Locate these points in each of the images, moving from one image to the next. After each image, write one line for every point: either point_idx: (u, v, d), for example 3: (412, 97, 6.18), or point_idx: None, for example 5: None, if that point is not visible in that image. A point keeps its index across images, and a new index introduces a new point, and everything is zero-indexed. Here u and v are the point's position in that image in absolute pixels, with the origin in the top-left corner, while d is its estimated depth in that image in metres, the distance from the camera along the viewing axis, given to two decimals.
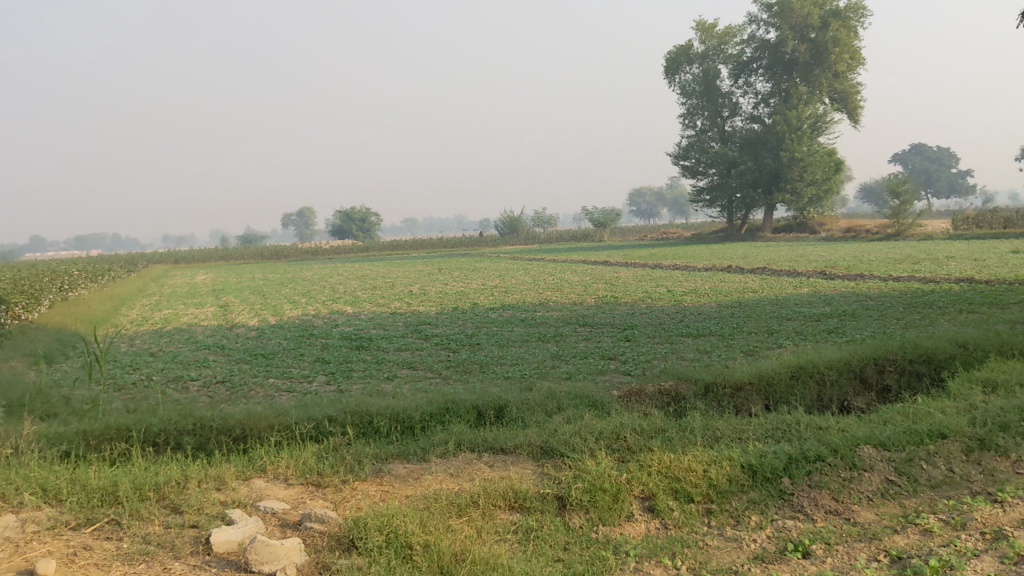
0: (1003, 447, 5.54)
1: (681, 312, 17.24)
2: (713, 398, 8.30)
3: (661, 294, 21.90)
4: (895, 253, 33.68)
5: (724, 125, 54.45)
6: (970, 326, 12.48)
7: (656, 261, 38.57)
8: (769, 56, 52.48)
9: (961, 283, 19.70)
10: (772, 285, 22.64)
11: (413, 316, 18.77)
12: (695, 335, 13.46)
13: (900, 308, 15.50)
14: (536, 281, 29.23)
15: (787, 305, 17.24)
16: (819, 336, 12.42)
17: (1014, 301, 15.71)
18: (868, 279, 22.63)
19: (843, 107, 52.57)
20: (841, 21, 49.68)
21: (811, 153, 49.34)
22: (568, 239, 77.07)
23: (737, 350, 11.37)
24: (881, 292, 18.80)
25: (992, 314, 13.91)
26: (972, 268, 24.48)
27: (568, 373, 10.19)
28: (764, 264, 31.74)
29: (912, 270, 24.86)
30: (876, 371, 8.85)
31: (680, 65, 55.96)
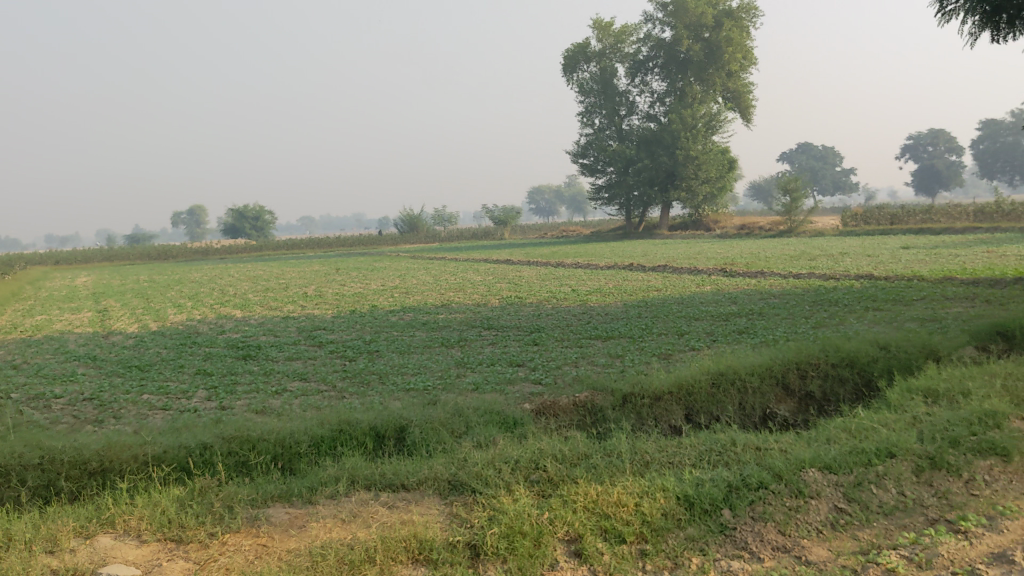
0: (955, 466, 5.06)
1: (587, 313, 16.69)
2: (631, 409, 7.67)
3: (566, 293, 21.42)
4: (791, 249, 34.12)
5: (622, 123, 54.56)
6: (880, 325, 12.28)
7: (558, 259, 38.26)
8: (664, 55, 52.64)
9: (860, 280, 19.80)
10: (676, 284, 22.41)
11: (307, 321, 17.74)
12: (605, 338, 12.89)
13: (807, 305, 15.30)
14: (437, 281, 28.41)
15: (694, 304, 16.87)
16: (729, 337, 12.03)
17: (916, 297, 15.72)
18: (770, 277, 22.58)
19: (736, 106, 53.71)
20: (734, 21, 50.47)
21: (705, 153, 50.11)
22: (468, 237, 76.39)
23: (650, 354, 10.83)
24: (785, 289, 18.65)
25: (899, 311, 13.79)
26: (868, 264, 24.81)
27: (474, 384, 9.45)
28: (665, 261, 31.72)
29: (810, 266, 24.98)
30: (798, 377, 8.38)
31: (578, 63, 55.80)
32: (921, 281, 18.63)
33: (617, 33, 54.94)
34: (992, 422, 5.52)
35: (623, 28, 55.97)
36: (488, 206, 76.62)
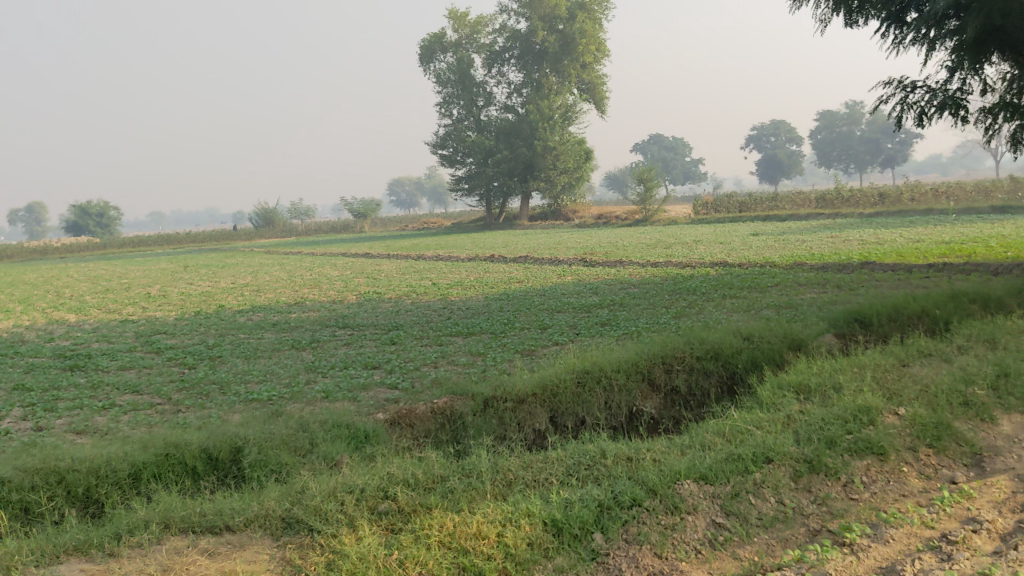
0: (834, 469, 4.77)
1: (447, 308, 16.12)
2: (493, 414, 7.18)
3: (426, 287, 20.82)
4: (646, 238, 34.66)
5: (480, 114, 54.19)
6: (739, 312, 12.24)
7: (418, 252, 37.64)
8: (519, 45, 52.50)
9: (716, 267, 20.04)
10: (536, 274, 22.18)
11: (147, 325, 16.49)
12: (466, 335, 12.35)
13: (667, 294, 15.23)
14: (292, 278, 27.26)
15: (555, 296, 16.54)
16: (592, 330, 11.70)
17: (772, 283, 15.91)
18: (629, 266, 22.62)
19: (591, 97, 54.44)
20: (586, 13, 51.31)
21: (563, 142, 50.92)
22: (327, 230, 74.64)
23: (512, 351, 10.34)
24: (643, 278, 18.61)
25: (757, 298, 13.85)
26: (721, 250, 25.28)
27: (324, 391, 8.74)
28: (525, 252, 31.59)
29: (666, 254, 25.24)
30: (664, 372, 8.05)
31: (434, 54, 55.08)
32: (775, 267, 18.98)
33: (472, 23, 54.60)
34: (867, 419, 5.29)
35: (478, 19, 55.64)
36: (346, 198, 75.03)
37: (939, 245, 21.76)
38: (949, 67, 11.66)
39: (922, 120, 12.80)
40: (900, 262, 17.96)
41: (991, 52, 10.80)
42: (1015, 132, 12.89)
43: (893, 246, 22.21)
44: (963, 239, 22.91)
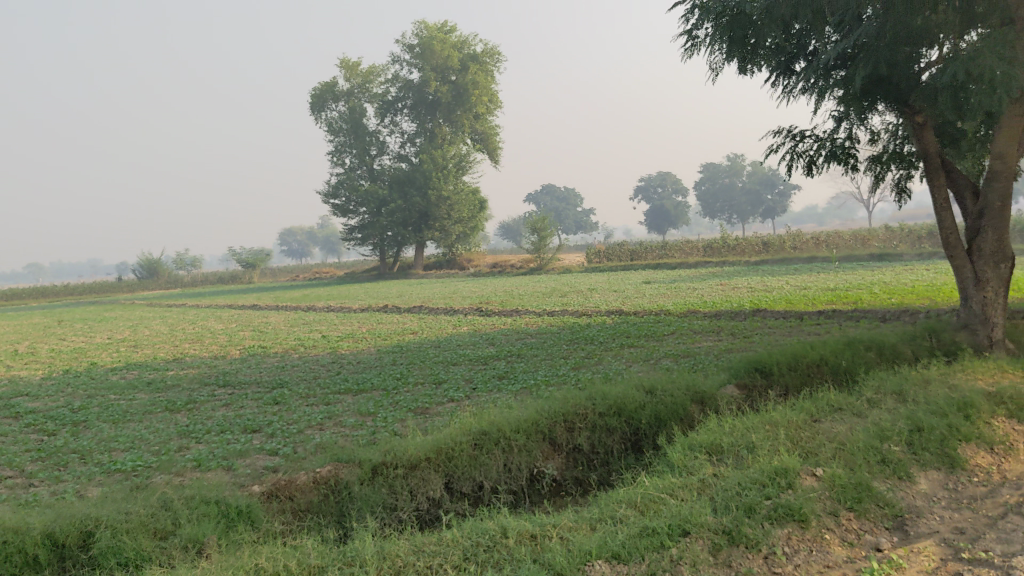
0: (754, 540, 4.36)
1: (337, 362, 15.38)
2: (383, 483, 6.57)
3: (315, 341, 20.01)
4: (540, 287, 34.66)
5: (372, 163, 53.60)
6: (638, 363, 11.95)
7: (308, 303, 36.65)
8: (412, 96, 52.39)
9: (612, 315, 19.90)
10: (431, 325, 21.64)
11: (8, 386, 15.20)
12: (356, 392, 11.68)
13: (564, 344, 14.88)
14: (174, 331, 25.99)
15: (450, 347, 16.00)
16: (489, 384, 11.20)
17: (668, 332, 15.76)
18: (524, 315, 22.29)
19: (484, 147, 54.54)
20: (478, 65, 51.54)
21: (456, 192, 50.88)
22: (215, 281, 72.40)
23: (405, 410, 9.73)
24: (539, 328, 18.27)
25: (655, 347, 13.63)
26: (616, 299, 25.30)
27: (195, 459, 7.97)
28: (418, 302, 31.04)
29: (561, 303, 25.07)
30: (566, 431, 7.58)
31: (325, 102, 54.39)
32: (671, 315, 18.93)
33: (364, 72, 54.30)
34: (785, 482, 4.93)
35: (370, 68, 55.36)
36: (235, 248, 73.04)
37: (826, 292, 22.20)
38: (838, 116, 11.73)
39: (811, 168, 12.86)
40: (791, 310, 18.13)
41: (878, 102, 10.88)
42: (900, 181, 13.10)
43: (782, 294, 22.53)
44: (847, 286, 23.45)
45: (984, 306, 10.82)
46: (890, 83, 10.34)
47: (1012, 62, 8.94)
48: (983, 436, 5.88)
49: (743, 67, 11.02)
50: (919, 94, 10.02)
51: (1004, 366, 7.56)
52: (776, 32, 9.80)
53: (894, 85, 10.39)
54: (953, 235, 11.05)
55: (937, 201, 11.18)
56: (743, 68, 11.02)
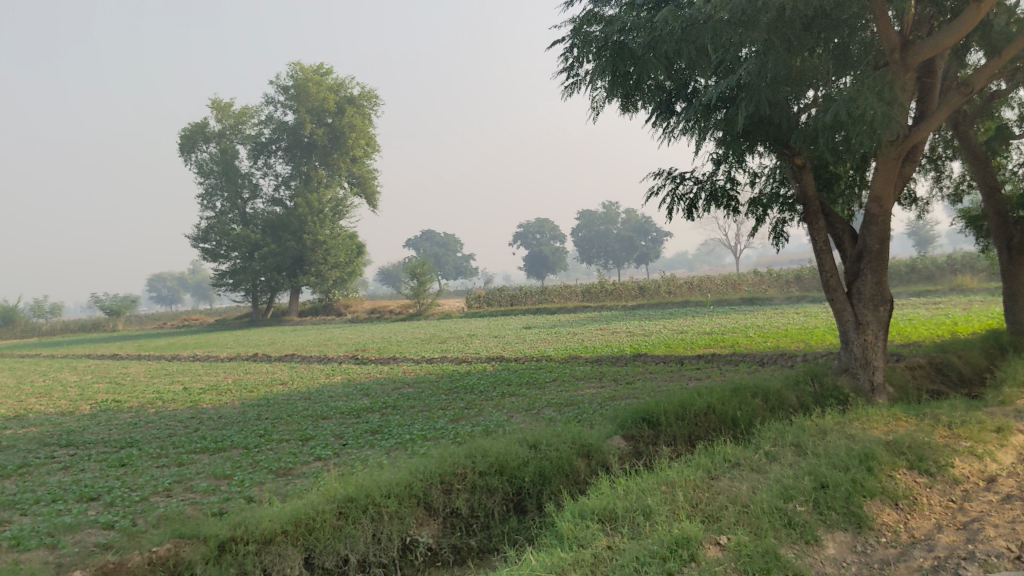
0: None
1: (196, 417, 14.18)
2: (231, 563, 5.72)
3: (176, 393, 18.67)
4: (418, 332, 33.91)
5: (245, 207, 51.92)
6: (520, 413, 11.36)
7: (174, 352, 34.80)
8: (286, 138, 50.94)
9: (492, 361, 19.33)
10: (302, 375, 20.57)
11: None
12: (213, 452, 10.65)
13: (443, 393, 14.18)
14: (21, 384, 23.99)
15: (320, 399, 15.01)
16: (360, 440, 10.38)
17: (550, 378, 15.26)
18: (400, 363, 21.42)
19: (362, 192, 54.09)
20: (355, 108, 51.70)
21: (332, 237, 49.91)
22: (74, 330, 68.49)
23: (264, 472, 8.81)
24: (416, 376, 17.48)
25: (537, 395, 13.09)
26: (496, 344, 24.81)
27: (14, 537, 6.87)
28: (291, 350, 29.81)
29: (440, 350, 24.30)
30: (443, 493, 6.87)
31: (195, 144, 52.44)
32: (552, 361, 18.49)
33: (237, 114, 52.80)
34: (687, 554, 4.38)
35: (243, 110, 53.82)
36: (97, 295, 69.38)
37: (702, 335, 22.23)
38: (716, 158, 11.56)
39: (692, 211, 12.66)
40: (671, 354, 17.96)
41: (757, 145, 10.73)
42: (776, 225, 13.06)
43: (661, 338, 22.49)
44: (724, 329, 23.60)
45: (864, 349, 10.60)
46: (771, 124, 10.19)
47: (891, 104, 8.87)
48: (887, 491, 5.49)
49: (624, 109, 10.76)
50: (800, 135, 9.88)
51: (896, 414, 7.29)
52: (659, 71, 9.50)
53: (774, 126, 10.27)
54: (833, 278, 10.90)
55: (817, 245, 11.06)
56: (623, 110, 10.77)
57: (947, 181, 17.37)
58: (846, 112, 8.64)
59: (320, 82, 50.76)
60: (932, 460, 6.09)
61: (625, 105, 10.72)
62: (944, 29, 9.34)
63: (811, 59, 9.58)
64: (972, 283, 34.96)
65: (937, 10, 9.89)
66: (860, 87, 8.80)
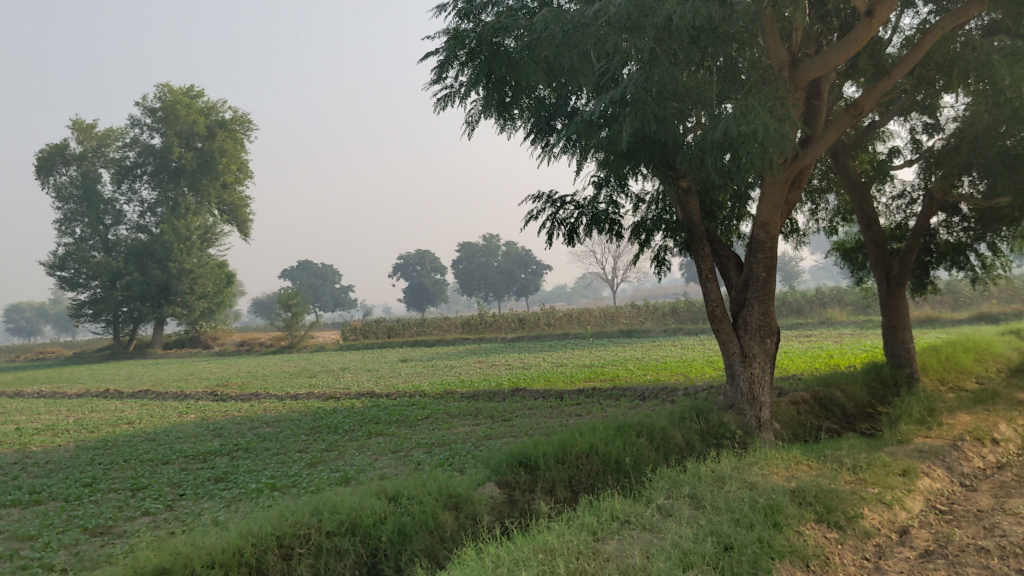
0: None
1: (18, 464, 12.46)
2: None
3: (6, 435, 16.67)
4: (288, 366, 32.10)
5: (107, 233, 48.80)
6: (386, 455, 10.28)
7: (16, 388, 31.87)
8: (153, 161, 48.61)
9: (361, 397, 18.11)
10: (154, 413, 18.81)
11: None
12: (26, 506, 9.16)
13: (303, 434, 12.93)
14: None
15: (166, 441, 13.48)
16: (201, 490, 9.11)
17: (422, 415, 14.17)
18: (263, 400, 19.86)
19: (232, 220, 52.06)
20: (226, 132, 49.75)
21: (199, 265, 47.59)
22: None
23: (76, 532, 7.48)
24: (277, 415, 16.05)
25: (406, 434, 12.03)
26: (368, 378, 23.50)
27: None
28: (146, 386, 27.58)
29: (308, 385, 22.75)
30: (281, 560, 5.78)
31: (53, 166, 49.27)
32: (426, 396, 17.41)
33: (100, 136, 50.00)
34: None
35: (106, 132, 51.00)
36: None
37: (581, 368, 21.62)
38: (598, 181, 10.89)
39: (572, 237, 11.93)
40: (549, 388, 17.16)
41: (640, 167, 10.09)
42: (659, 252, 12.48)
43: (539, 371, 21.71)
44: (602, 362, 23.03)
45: (750, 384, 10.01)
46: (655, 143, 9.55)
47: (781, 120, 8.35)
48: (797, 550, 4.72)
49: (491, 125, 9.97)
50: (685, 156, 9.26)
51: (796, 456, 6.61)
52: (538, 80, 8.69)
53: (658, 145, 9.61)
54: (718, 308, 10.28)
55: (703, 273, 10.45)
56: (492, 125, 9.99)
57: (822, 214, 17.25)
58: (735, 129, 8.03)
59: (190, 104, 48.71)
60: (841, 511, 5.36)
61: (492, 121, 9.92)
62: (833, 45, 8.91)
63: (697, 74, 9.00)
64: (840, 317, 35.72)
65: (825, 27, 9.53)
66: (750, 103, 8.24)
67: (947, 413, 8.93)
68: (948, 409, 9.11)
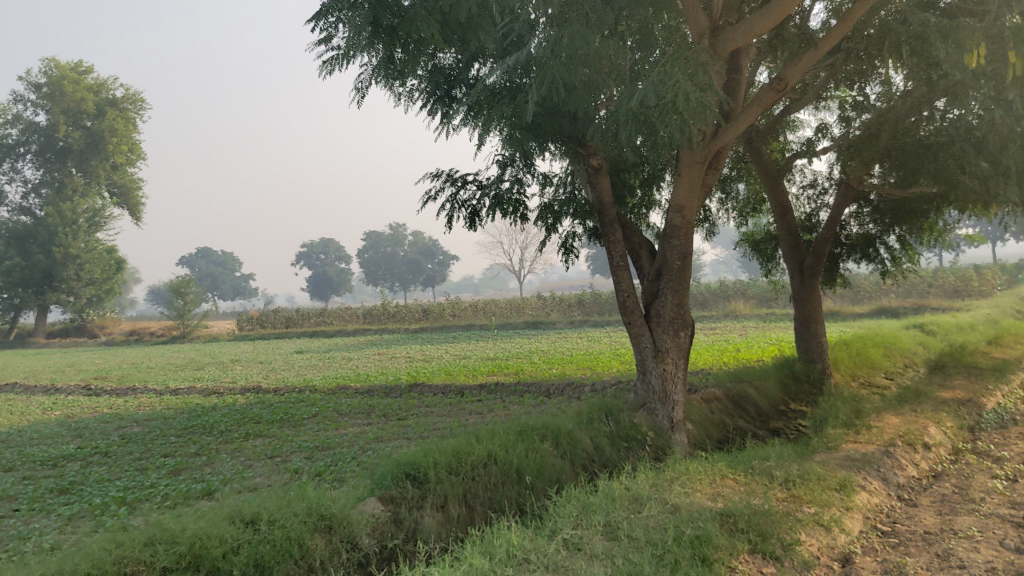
0: None
1: None
2: None
3: None
4: (177, 357, 30.24)
5: None
6: (260, 462, 9.15)
7: None
8: (37, 140, 45.63)
9: (246, 393, 16.80)
10: (17, 409, 17.08)
11: None
12: None
13: (173, 436, 11.64)
14: None
15: (17, 444, 11.99)
16: (40, 505, 7.83)
17: (308, 414, 13.01)
18: (138, 395, 18.27)
19: (123, 203, 49.46)
20: (117, 111, 47.09)
21: (86, 250, 44.95)
22: None
23: None
24: (150, 413, 14.63)
25: (288, 436, 10.87)
26: (258, 372, 22.09)
27: None
28: (16, 379, 25.43)
29: (192, 379, 21.16)
30: None
31: None
32: (318, 392, 16.21)
33: None
34: None
35: None
36: None
37: (484, 361, 20.69)
38: (502, 161, 9.96)
39: (474, 221, 10.98)
40: (449, 383, 16.18)
41: (547, 144, 9.19)
42: (567, 239, 11.62)
43: (440, 364, 20.70)
44: (505, 355, 22.15)
45: (663, 381, 9.23)
46: (564, 116, 8.66)
47: (704, 90, 7.52)
48: None
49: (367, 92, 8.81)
50: (597, 132, 8.39)
51: (722, 469, 5.80)
52: (432, 38, 7.67)
53: (567, 119, 8.74)
54: (629, 299, 9.44)
55: (613, 260, 9.60)
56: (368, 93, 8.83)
57: (731, 204, 16.66)
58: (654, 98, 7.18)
59: (77, 81, 45.87)
60: (777, 538, 4.54)
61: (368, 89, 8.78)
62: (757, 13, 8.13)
63: (610, 41, 8.15)
64: (744, 310, 35.71)
65: None
66: (671, 70, 7.42)
67: (874, 415, 8.32)
68: (874, 411, 8.52)
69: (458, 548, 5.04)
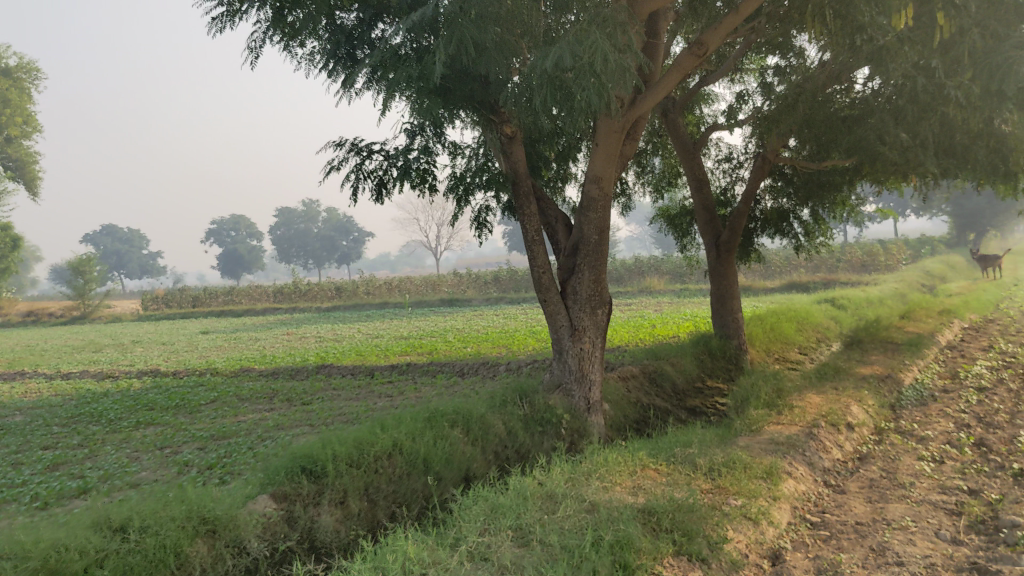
0: None
1: None
2: None
3: None
4: (74, 339, 28.77)
5: None
6: (147, 454, 8.45)
7: None
8: None
9: (142, 376, 15.89)
10: None
11: None
12: None
13: (57, 425, 10.79)
14: None
15: None
16: None
17: (207, 399, 12.27)
18: (26, 381, 17.14)
19: (19, 177, 47.05)
20: (10, 80, 44.66)
21: None
22: None
23: None
24: (35, 400, 13.65)
25: (182, 424, 10.14)
26: (159, 354, 21.06)
27: None
28: None
29: (87, 363, 20.04)
30: None
31: None
32: (219, 374, 15.42)
33: None
34: None
35: None
36: None
37: (396, 340, 20.10)
38: (410, 129, 9.37)
39: (381, 193, 10.38)
40: (359, 364, 15.55)
41: (456, 111, 8.64)
42: (479, 213, 11.10)
43: (351, 344, 20.03)
44: (419, 334, 21.59)
45: (579, 360, 8.84)
46: (473, 80, 8.12)
47: (621, 52, 7.07)
48: None
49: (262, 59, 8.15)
50: (509, 97, 7.88)
51: (642, 458, 5.40)
52: None
53: (478, 83, 8.20)
54: (544, 275, 8.98)
55: (527, 235, 9.12)
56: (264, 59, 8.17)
57: (647, 178, 16.33)
58: (569, 60, 6.71)
59: None
60: (702, 535, 4.15)
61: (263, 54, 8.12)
62: None
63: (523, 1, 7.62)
64: (659, 286, 35.75)
65: None
66: (586, 31, 6.95)
67: (796, 394, 8.06)
68: (795, 389, 8.26)
69: (354, 555, 4.52)
